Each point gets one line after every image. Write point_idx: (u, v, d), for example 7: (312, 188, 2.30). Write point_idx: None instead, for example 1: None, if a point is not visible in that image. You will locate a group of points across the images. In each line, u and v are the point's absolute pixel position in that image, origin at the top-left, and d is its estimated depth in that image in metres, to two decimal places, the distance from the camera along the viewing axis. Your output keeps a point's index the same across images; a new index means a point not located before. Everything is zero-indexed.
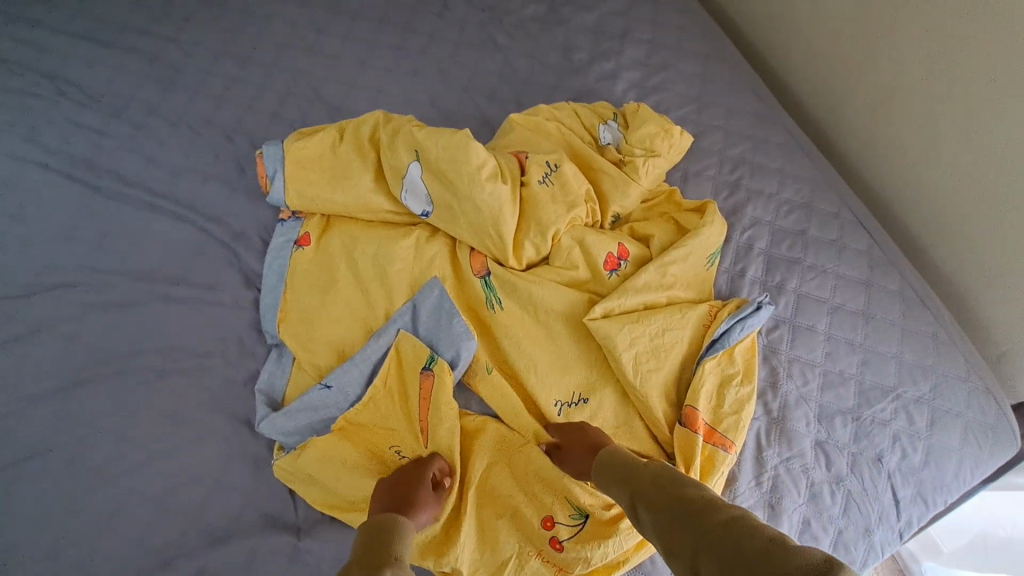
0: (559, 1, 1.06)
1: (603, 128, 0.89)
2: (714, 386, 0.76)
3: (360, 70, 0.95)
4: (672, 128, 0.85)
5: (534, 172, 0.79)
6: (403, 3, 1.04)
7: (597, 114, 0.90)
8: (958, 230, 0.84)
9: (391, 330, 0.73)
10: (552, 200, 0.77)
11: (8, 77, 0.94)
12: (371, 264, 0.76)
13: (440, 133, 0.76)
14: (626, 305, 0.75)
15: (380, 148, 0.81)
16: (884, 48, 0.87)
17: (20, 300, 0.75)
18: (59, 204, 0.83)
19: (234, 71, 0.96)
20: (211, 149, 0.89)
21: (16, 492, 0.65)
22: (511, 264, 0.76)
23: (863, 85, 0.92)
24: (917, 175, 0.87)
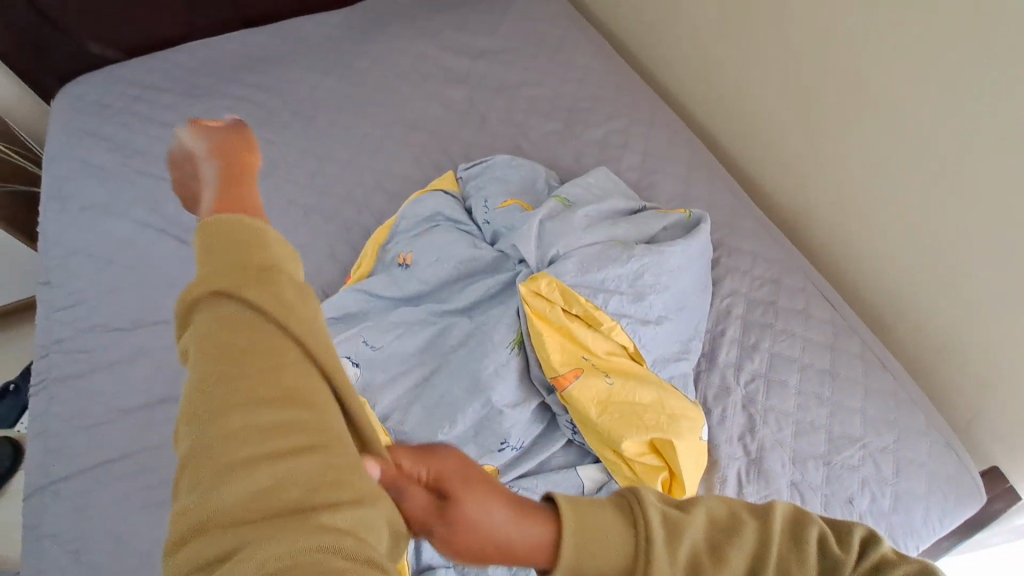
0: (573, 119, 1.32)
1: (654, 225, 0.95)
2: (601, 390, 0.79)
3: (412, 172, 1.24)
4: (686, 432, 0.77)
5: (616, 405, 0.78)
6: (450, 120, 1.33)
7: (649, 221, 0.95)
8: (959, 303, 0.96)
9: (442, 420, 0.83)
10: (621, 409, 0.78)
11: (143, 164, 1.24)
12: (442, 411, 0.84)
13: (479, 339, 0.86)
14: (621, 405, 0.78)
15: (436, 279, 0.95)
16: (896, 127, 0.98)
17: (137, 335, 1.00)
18: (174, 261, 1.09)
19: (315, 166, 1.24)
20: (290, 225, 1.15)
21: (120, 481, 0.86)
22: (596, 389, 0.78)
23: (855, 168, 1.07)
24: (916, 254, 1.00)
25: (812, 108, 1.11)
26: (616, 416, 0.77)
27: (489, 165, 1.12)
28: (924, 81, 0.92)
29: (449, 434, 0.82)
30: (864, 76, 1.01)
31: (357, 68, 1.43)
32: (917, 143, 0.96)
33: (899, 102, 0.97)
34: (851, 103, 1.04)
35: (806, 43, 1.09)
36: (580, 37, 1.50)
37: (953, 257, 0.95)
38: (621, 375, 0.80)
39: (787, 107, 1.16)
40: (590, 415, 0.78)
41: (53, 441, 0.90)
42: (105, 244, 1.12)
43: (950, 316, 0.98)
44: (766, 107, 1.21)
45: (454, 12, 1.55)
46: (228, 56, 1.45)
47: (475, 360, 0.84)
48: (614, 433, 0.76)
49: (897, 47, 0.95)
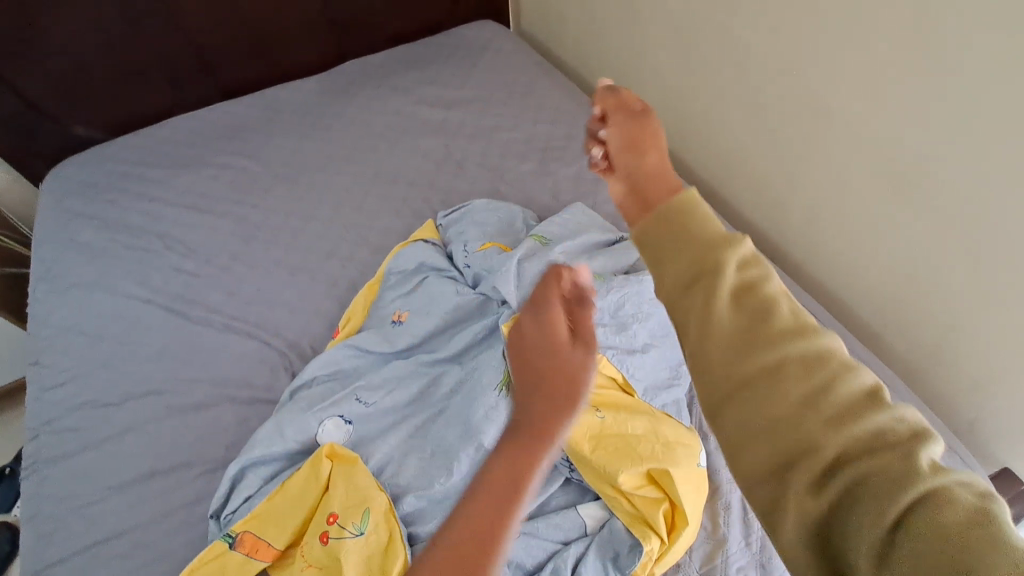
0: (546, 157, 1.36)
1: (634, 257, 0.97)
2: (592, 424, 0.79)
3: (394, 223, 1.27)
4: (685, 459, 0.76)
5: (608, 438, 0.78)
6: (428, 169, 1.37)
7: (629, 253, 0.96)
8: (941, 303, 0.97)
9: (437, 471, 0.82)
10: (613, 442, 0.77)
11: (130, 238, 1.26)
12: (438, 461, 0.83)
13: (470, 385, 0.87)
14: (613, 438, 0.78)
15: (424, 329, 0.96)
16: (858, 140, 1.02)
17: (127, 409, 0.99)
18: (162, 331, 1.10)
19: (299, 225, 1.27)
20: (278, 284, 1.16)
21: (111, 565, 0.84)
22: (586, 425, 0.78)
23: (826, 180, 1.10)
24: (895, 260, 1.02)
25: (780, 134, 1.16)
26: (608, 449, 0.77)
27: (466, 210, 1.14)
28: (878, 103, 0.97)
29: (445, 484, 0.81)
30: (823, 101, 1.05)
31: (336, 128, 1.48)
32: (880, 161, 0.99)
33: (856, 118, 1.01)
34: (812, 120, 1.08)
35: (762, 71, 1.14)
36: (547, 81, 1.57)
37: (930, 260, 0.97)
38: (612, 409, 0.81)
39: (758, 133, 1.21)
40: (583, 451, 0.78)
41: (43, 527, 0.88)
42: (94, 320, 1.13)
43: (935, 317, 0.99)
44: (738, 134, 1.26)
45: (425, 68, 1.63)
46: (210, 128, 1.51)
47: (466, 407, 0.85)
48: (608, 467, 0.76)
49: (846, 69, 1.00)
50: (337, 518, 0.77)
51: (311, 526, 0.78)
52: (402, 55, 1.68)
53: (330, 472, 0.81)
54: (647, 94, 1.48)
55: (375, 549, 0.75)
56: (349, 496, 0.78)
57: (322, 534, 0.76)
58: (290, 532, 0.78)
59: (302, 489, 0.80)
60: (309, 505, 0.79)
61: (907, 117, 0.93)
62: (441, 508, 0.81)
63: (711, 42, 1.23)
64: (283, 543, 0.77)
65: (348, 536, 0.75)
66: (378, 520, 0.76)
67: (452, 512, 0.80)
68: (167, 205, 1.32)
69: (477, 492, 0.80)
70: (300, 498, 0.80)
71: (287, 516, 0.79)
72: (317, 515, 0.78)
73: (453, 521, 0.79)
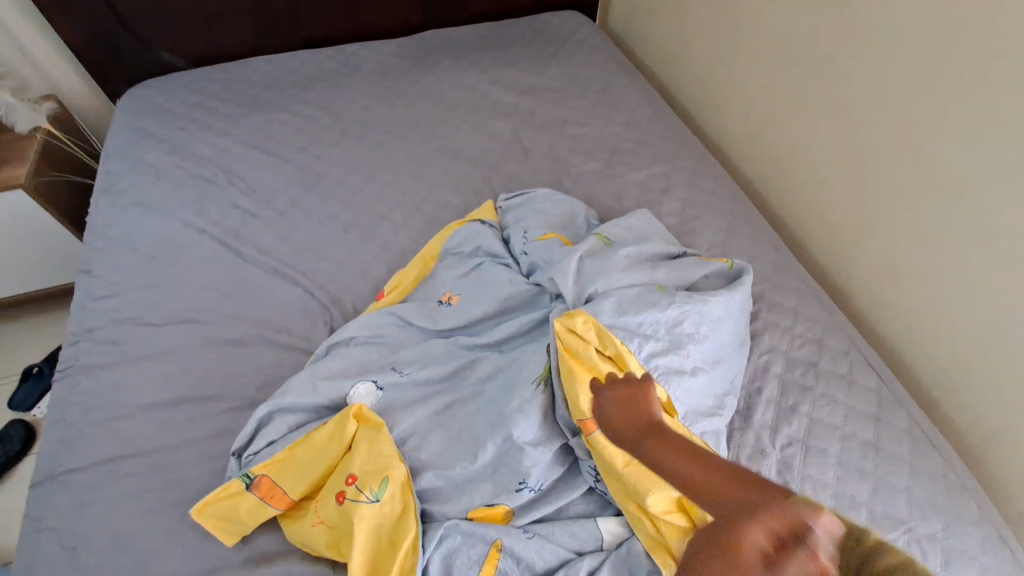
0: (616, 160, 1.32)
1: (701, 278, 0.92)
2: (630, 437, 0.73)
3: (452, 198, 1.25)
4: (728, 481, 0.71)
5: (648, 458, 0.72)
6: (494, 150, 1.35)
7: (697, 272, 0.92)
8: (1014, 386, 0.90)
9: (461, 454, 0.80)
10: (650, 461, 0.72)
11: (195, 167, 1.28)
12: (465, 444, 0.81)
13: (508, 373, 0.85)
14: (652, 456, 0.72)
15: (470, 309, 0.94)
16: (948, 195, 0.94)
17: (166, 331, 1.00)
18: (210, 262, 1.11)
19: (359, 184, 1.26)
20: (329, 238, 1.16)
21: (127, 479, 0.84)
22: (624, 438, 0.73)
23: (904, 233, 1.03)
24: (965, 331, 0.95)
25: (863, 177, 1.09)
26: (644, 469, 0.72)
27: (530, 198, 1.12)
28: (982, 162, 0.88)
29: (467, 469, 0.79)
30: (918, 151, 0.98)
31: (408, 95, 1.47)
32: (971, 227, 0.92)
33: (948, 172, 0.93)
34: (901, 168, 1.01)
35: (856, 108, 1.08)
36: (627, 83, 1.52)
37: (1003, 338, 0.89)
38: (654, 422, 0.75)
39: (839, 171, 1.14)
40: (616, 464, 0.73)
41: (70, 431, 0.90)
42: (148, 240, 1.15)
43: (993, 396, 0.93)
44: (818, 170, 1.19)
45: (508, 50, 1.60)
46: (289, 74, 1.51)
47: (502, 396, 0.83)
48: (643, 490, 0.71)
49: (947, 120, 0.92)
50: (355, 481, 0.75)
51: (328, 483, 0.77)
52: (485, 34, 1.65)
53: (354, 433, 0.80)
54: (728, 113, 1.43)
55: (388, 521, 0.73)
56: (370, 460, 0.76)
57: (340, 494, 0.75)
58: (307, 484, 0.77)
59: (324, 445, 0.79)
60: (328, 461, 0.78)
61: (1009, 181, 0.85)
62: (458, 492, 0.78)
63: (807, 68, 1.17)
64: (299, 493, 0.77)
65: (363, 502, 0.73)
66: (394, 494, 0.75)
67: (468, 497, 0.78)
68: (234, 141, 1.33)
69: (499, 487, 0.78)
70: (321, 453, 0.79)
71: (307, 468, 0.78)
72: (336, 473, 0.78)
73: (469, 508, 0.77)
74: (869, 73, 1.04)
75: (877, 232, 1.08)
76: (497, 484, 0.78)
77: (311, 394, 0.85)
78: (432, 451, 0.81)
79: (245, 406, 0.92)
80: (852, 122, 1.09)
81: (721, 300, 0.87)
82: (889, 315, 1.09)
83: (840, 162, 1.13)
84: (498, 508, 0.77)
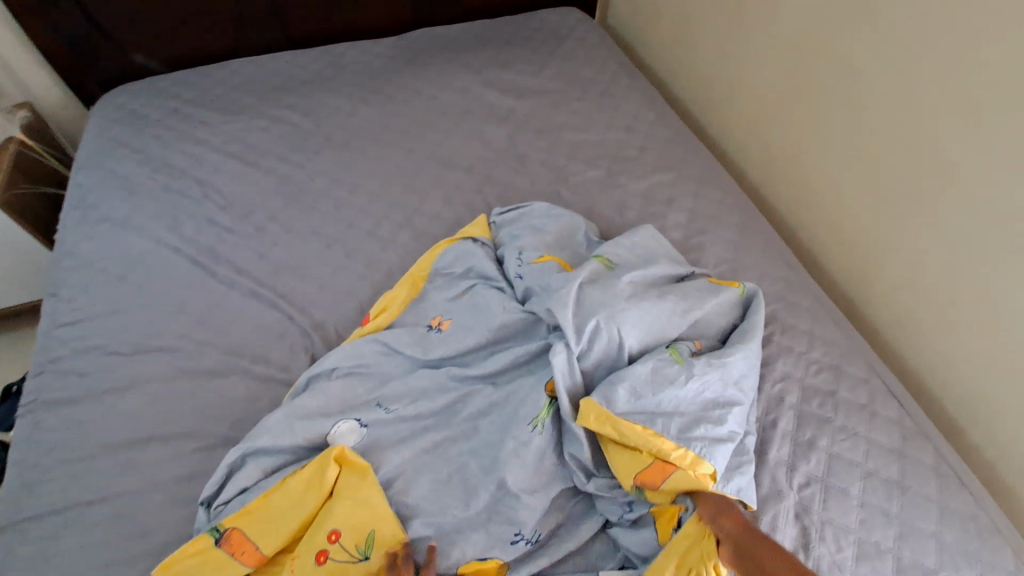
0: (617, 168, 1.24)
1: (711, 308, 0.86)
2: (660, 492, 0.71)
3: (443, 211, 1.18)
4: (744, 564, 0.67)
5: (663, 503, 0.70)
6: (488, 158, 1.28)
7: (708, 301, 0.85)
8: None
9: (452, 501, 0.74)
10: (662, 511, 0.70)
11: (170, 180, 1.20)
12: (456, 490, 0.75)
13: (502, 413, 0.79)
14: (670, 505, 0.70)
15: (461, 340, 0.87)
16: (975, 211, 0.87)
17: (135, 360, 0.94)
18: (184, 284, 1.04)
19: (344, 196, 1.19)
20: (311, 255, 1.09)
21: (87, 527, 0.78)
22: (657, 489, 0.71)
23: (926, 249, 0.96)
24: (993, 356, 0.88)
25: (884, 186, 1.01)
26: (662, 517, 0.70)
27: (527, 214, 1.04)
28: (1016, 174, 0.81)
29: (457, 518, 0.72)
30: (946, 160, 0.90)
31: (398, 99, 1.39)
32: (1002, 244, 0.85)
33: (976, 186, 0.87)
34: (923, 180, 0.94)
35: (874, 115, 1.00)
36: (628, 84, 1.44)
37: None
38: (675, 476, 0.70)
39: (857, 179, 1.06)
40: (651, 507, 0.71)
41: (28, 473, 0.83)
42: (118, 259, 1.07)
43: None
44: (835, 176, 1.11)
45: (503, 50, 1.52)
46: (271, 78, 1.43)
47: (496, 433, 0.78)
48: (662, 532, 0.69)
49: (976, 129, 0.85)
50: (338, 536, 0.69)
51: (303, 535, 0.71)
52: (478, 32, 1.57)
53: (334, 479, 0.73)
54: (736, 116, 1.35)
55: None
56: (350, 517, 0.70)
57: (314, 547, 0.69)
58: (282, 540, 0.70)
59: (299, 493, 0.72)
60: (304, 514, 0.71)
61: None
62: (447, 543, 0.72)
63: (821, 69, 1.09)
64: (273, 547, 0.70)
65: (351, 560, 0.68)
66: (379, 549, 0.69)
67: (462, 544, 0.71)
68: (212, 151, 1.26)
69: (493, 537, 0.72)
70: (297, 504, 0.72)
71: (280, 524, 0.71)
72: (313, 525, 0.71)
73: (458, 563, 0.71)
74: (891, 75, 0.96)
75: (900, 245, 1.00)
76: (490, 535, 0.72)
77: (287, 435, 0.78)
78: (421, 495, 0.75)
79: (218, 444, 0.85)
80: (872, 126, 1.01)
81: (739, 353, 0.80)
82: (908, 335, 1.02)
83: (860, 170, 1.05)
84: (492, 562, 0.71)
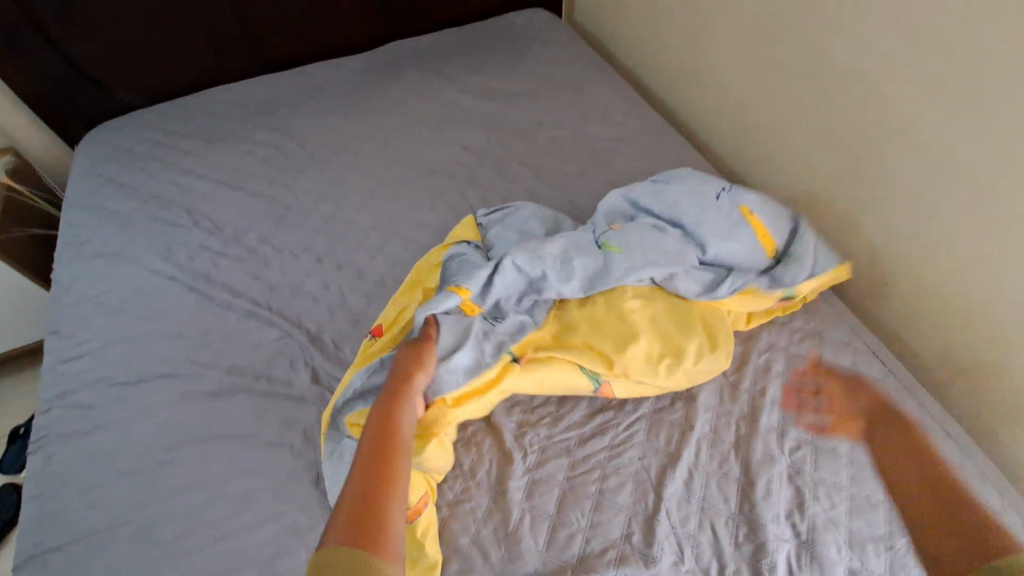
0: (594, 161, 1.28)
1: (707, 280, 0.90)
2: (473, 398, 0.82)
3: (428, 218, 1.21)
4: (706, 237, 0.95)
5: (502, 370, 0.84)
6: (468, 162, 1.31)
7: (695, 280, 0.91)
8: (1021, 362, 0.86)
9: (477, 506, 0.79)
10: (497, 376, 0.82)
11: (159, 210, 1.23)
12: (480, 495, 0.81)
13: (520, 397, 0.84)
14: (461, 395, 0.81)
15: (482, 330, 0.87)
16: (934, 173, 0.92)
17: (140, 388, 0.96)
18: (182, 310, 1.06)
19: (331, 212, 1.22)
20: (304, 271, 1.12)
21: (107, 553, 0.80)
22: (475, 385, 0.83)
23: (893, 214, 1.00)
24: (966, 310, 0.92)
25: (855, 156, 1.04)
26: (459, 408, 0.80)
27: (512, 215, 1.07)
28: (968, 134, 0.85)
29: (481, 519, 0.78)
30: (909, 126, 0.93)
31: (376, 112, 1.42)
32: (959, 203, 0.89)
33: (932, 149, 0.91)
34: (885, 148, 0.98)
35: (835, 89, 1.04)
36: (599, 79, 1.48)
37: (1004, 316, 0.87)
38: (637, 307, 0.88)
39: (830, 151, 1.09)
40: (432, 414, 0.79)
41: (45, 506, 0.85)
42: (116, 292, 1.10)
43: (1001, 374, 0.89)
44: (810, 152, 1.14)
45: (474, 55, 1.55)
46: (251, 102, 1.46)
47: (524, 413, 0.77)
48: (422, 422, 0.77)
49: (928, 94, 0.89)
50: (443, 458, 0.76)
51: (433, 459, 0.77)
52: (449, 41, 1.60)
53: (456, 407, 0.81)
54: (706, 101, 1.38)
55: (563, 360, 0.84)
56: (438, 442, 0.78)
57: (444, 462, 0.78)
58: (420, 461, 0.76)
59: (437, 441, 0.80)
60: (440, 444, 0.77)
61: (994, 156, 0.83)
62: (466, 542, 0.76)
63: (784, 49, 1.12)
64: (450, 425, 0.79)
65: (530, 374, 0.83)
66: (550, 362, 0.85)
67: (475, 524, 0.78)
68: (199, 179, 1.28)
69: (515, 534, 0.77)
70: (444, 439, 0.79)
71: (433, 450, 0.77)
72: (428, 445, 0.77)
73: (478, 559, 0.74)
74: (851, 49, 0.99)
75: (874, 212, 1.04)
76: (508, 533, 0.76)
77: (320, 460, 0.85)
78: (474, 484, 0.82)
79: (228, 462, 0.88)
80: (839, 100, 1.04)
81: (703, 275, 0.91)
82: (885, 300, 1.06)
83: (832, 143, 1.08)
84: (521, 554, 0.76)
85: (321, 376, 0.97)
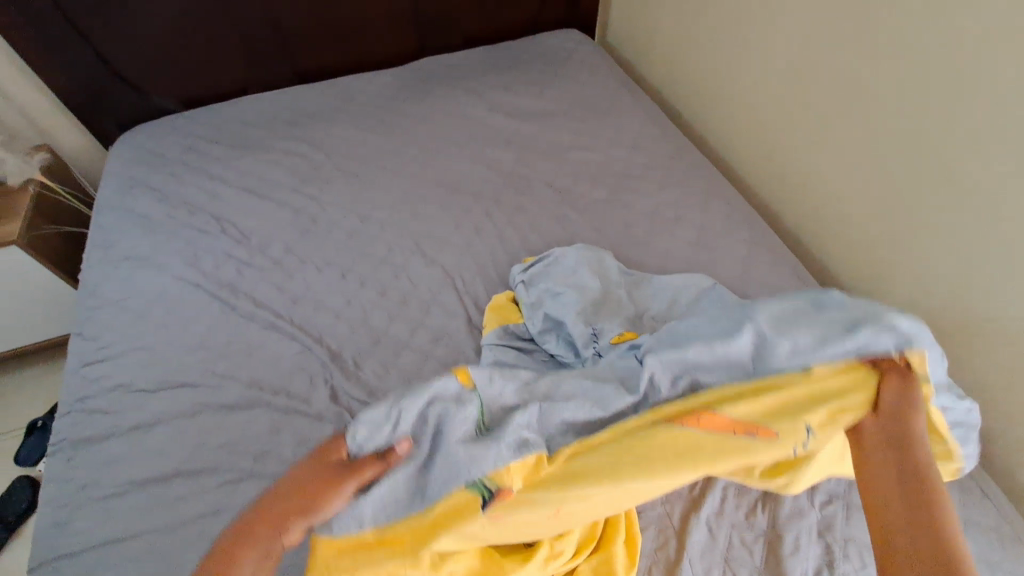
0: (622, 187, 1.25)
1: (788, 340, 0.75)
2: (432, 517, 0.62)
3: (453, 236, 1.20)
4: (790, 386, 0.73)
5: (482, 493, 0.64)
6: (495, 182, 1.30)
7: None
8: None
9: None
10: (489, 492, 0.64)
11: (188, 215, 1.24)
12: None
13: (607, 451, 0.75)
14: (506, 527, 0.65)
15: None
16: (979, 216, 0.90)
17: (160, 395, 0.96)
18: (204, 318, 1.06)
19: (356, 226, 1.22)
20: (326, 286, 1.11)
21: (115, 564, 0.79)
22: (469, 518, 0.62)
23: (938, 255, 0.98)
24: (1010, 359, 0.90)
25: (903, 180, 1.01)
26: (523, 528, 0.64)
27: (554, 264, 1.03)
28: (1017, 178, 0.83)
29: None
30: (957, 166, 0.91)
31: (405, 126, 1.42)
32: (1007, 248, 0.87)
33: (978, 192, 0.89)
34: (931, 184, 0.96)
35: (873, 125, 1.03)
36: (630, 102, 1.47)
37: None
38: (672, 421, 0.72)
39: (875, 173, 1.06)
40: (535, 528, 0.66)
41: (57, 512, 0.85)
42: (140, 295, 1.11)
43: None
44: (854, 172, 1.10)
45: (505, 73, 1.55)
46: (281, 111, 1.48)
47: (484, 447, 0.63)
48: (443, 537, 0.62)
49: (976, 138, 0.87)
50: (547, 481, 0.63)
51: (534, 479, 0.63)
52: (480, 58, 1.61)
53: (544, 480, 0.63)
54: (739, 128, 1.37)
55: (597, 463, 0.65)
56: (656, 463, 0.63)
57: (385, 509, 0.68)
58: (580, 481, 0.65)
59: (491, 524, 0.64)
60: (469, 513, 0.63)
61: None
62: None
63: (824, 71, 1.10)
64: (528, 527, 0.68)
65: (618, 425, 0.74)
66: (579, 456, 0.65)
67: None
68: (227, 186, 1.29)
69: None
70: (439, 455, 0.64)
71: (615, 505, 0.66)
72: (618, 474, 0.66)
73: None
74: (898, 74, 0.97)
75: (924, 236, 1.00)
76: None
77: None
78: None
79: (243, 477, 0.87)
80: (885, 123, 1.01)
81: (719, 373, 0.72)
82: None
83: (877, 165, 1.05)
84: None
85: (340, 394, 0.96)
